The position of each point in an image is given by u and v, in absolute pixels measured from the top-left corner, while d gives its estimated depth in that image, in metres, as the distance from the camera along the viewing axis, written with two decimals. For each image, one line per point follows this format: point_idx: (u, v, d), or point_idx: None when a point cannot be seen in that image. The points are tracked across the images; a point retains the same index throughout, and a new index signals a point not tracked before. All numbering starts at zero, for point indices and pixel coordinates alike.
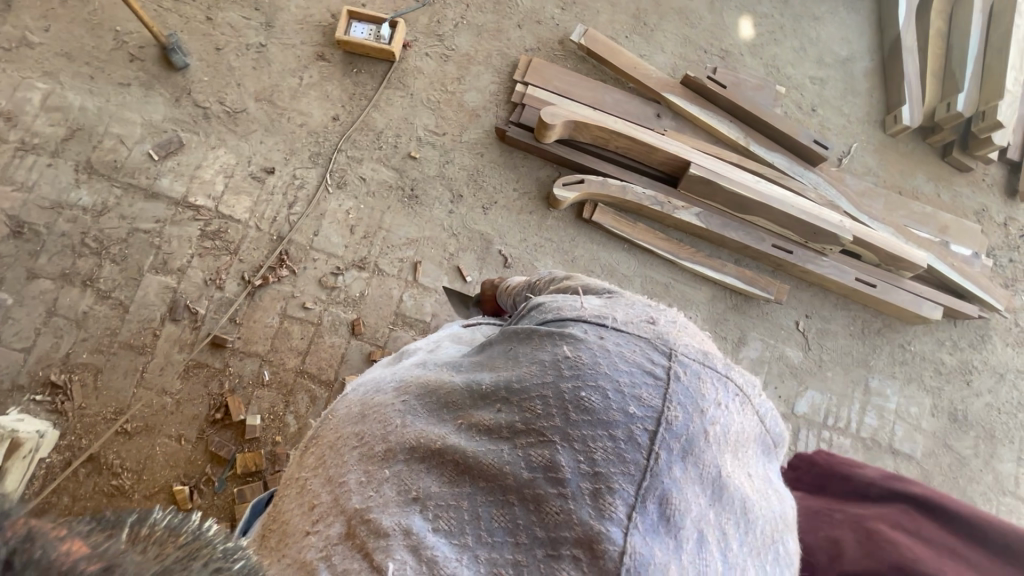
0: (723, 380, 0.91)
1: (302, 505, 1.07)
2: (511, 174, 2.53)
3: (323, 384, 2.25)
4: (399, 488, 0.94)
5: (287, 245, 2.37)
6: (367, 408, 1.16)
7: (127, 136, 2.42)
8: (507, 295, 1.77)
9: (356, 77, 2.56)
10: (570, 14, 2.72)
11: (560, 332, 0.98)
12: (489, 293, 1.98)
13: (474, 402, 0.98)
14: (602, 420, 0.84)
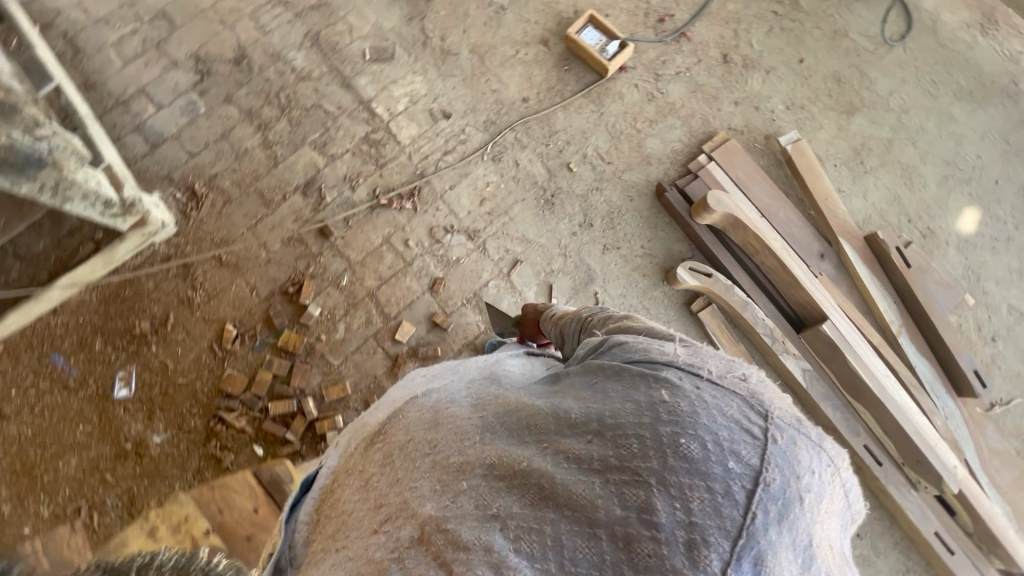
0: (820, 442, 0.72)
1: (364, 493, 1.01)
2: (646, 231, 2.48)
3: (383, 315, 2.39)
4: (479, 502, 0.79)
5: (423, 184, 2.51)
6: (434, 416, 1.04)
7: (356, 29, 2.66)
8: (553, 321, 1.58)
9: (563, 74, 2.62)
10: (792, 116, 2.59)
11: (652, 372, 0.79)
12: (531, 316, 1.84)
13: (561, 430, 0.80)
14: (699, 470, 0.66)
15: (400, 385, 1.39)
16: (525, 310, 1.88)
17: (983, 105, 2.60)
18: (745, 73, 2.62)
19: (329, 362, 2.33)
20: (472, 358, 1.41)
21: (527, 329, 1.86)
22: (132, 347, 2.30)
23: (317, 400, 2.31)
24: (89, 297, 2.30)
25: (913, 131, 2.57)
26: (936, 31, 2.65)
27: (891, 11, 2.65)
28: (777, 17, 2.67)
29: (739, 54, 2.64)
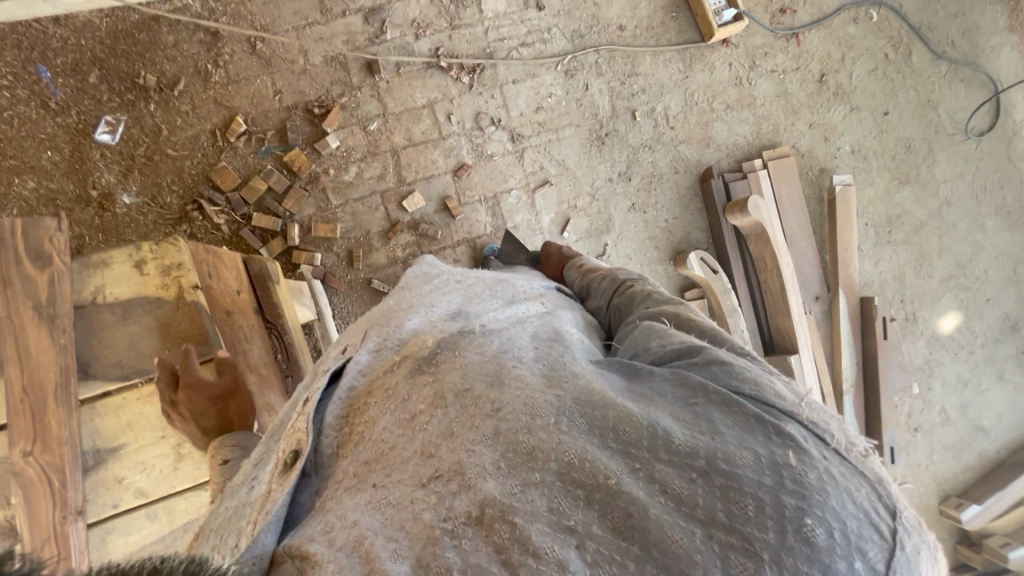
0: (930, 554, 0.63)
1: (403, 419, 0.77)
2: (674, 209, 2.49)
3: (398, 177, 2.29)
4: (554, 504, 0.63)
5: (488, 66, 2.35)
6: (501, 365, 0.79)
7: None
8: (580, 270, 1.48)
9: (669, 18, 2.46)
10: (852, 162, 2.60)
11: (774, 419, 0.65)
12: (557, 259, 1.69)
13: (656, 455, 0.64)
14: (823, 563, 0.57)
15: (409, 289, 1.17)
16: (552, 250, 1.73)
17: (1015, 228, 2.69)
18: (832, 103, 2.58)
19: (329, 199, 2.24)
20: (494, 282, 1.22)
21: (545, 270, 1.70)
22: (128, 97, 2.11)
23: (302, 229, 2.23)
24: (99, 22, 2.06)
25: (945, 225, 2.65)
26: (1011, 142, 2.69)
27: (985, 104, 2.65)
28: (888, 61, 2.60)
29: (836, 81, 2.58)
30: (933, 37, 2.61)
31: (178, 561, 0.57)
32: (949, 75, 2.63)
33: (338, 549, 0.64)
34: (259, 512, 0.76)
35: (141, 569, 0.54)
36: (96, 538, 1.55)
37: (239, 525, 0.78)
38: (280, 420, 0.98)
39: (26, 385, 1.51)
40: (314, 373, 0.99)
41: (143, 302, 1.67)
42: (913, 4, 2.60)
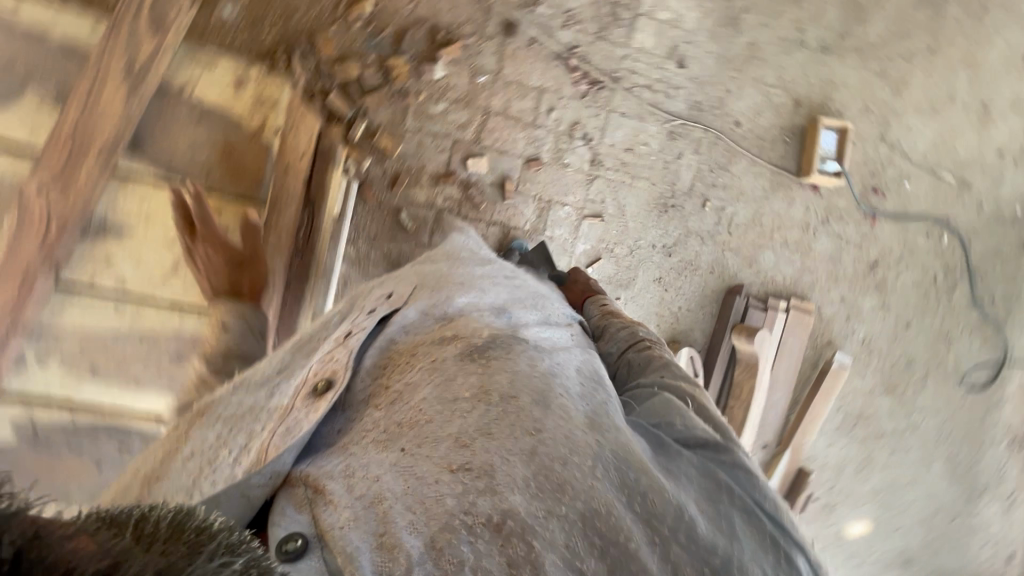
0: None
1: (442, 395, 0.73)
2: (693, 302, 2.55)
3: (474, 137, 2.26)
4: (571, 544, 0.62)
5: (607, 88, 2.35)
6: (548, 385, 0.75)
7: None
8: (602, 309, 1.44)
9: (779, 141, 2.52)
10: (859, 352, 2.68)
11: (781, 543, 0.76)
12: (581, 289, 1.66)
13: (678, 545, 0.67)
14: None
15: (452, 255, 1.09)
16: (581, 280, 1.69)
17: (954, 480, 2.83)
18: (870, 291, 2.67)
19: (406, 119, 2.16)
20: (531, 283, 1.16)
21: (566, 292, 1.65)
22: None
23: (366, 132, 2.11)
24: None
25: (902, 446, 2.78)
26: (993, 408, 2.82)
27: (989, 364, 2.78)
28: (933, 283, 2.71)
29: (884, 275, 2.67)
30: (978, 284, 2.74)
31: (167, 509, 0.48)
32: (976, 324, 2.76)
33: (355, 498, 0.66)
34: (281, 427, 0.77)
35: (125, 520, 0.45)
36: (56, 300, 1.76)
37: (258, 424, 0.83)
38: (306, 337, 1.00)
39: (79, 122, 1.62)
40: (354, 313, 0.98)
41: (224, 115, 1.87)
42: (978, 248, 2.72)
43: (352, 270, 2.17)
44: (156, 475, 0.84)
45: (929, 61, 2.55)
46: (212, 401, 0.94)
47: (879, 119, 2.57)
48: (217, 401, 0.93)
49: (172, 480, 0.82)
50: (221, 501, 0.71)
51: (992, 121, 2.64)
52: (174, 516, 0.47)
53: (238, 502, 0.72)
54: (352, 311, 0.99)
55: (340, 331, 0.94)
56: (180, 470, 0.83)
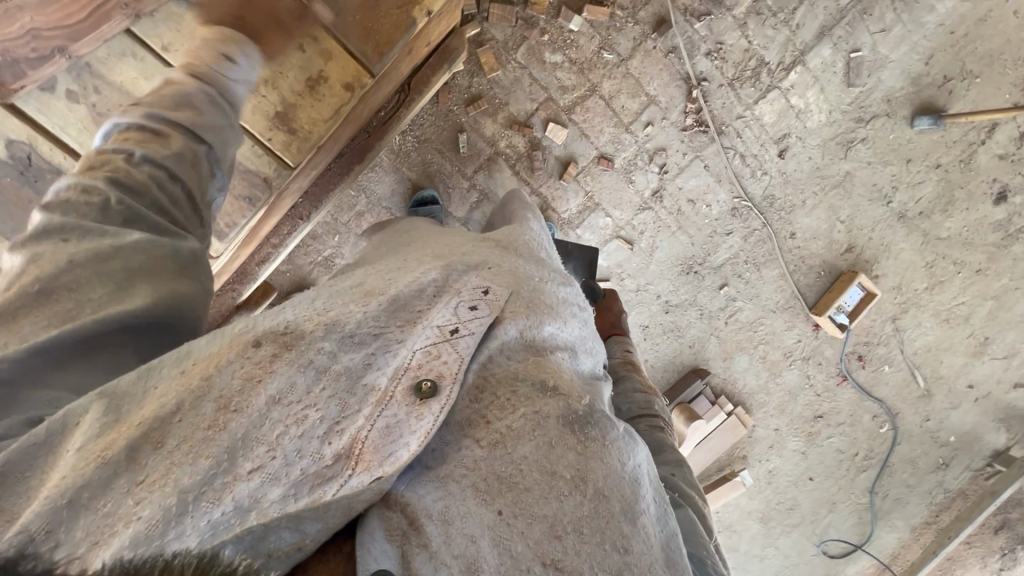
0: None
1: (544, 466, 0.68)
2: (659, 362, 2.60)
3: (566, 105, 2.14)
4: None
5: (707, 135, 2.27)
6: (637, 492, 0.72)
7: (890, 31, 2.22)
8: (621, 350, 1.54)
9: (815, 272, 2.52)
10: (760, 478, 2.85)
11: None
12: (607, 313, 1.70)
13: None
14: None
15: (532, 255, 0.97)
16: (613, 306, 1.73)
17: None
18: (801, 436, 2.78)
19: (515, 50, 2.04)
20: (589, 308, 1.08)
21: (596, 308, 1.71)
22: None
23: (475, 38, 2.00)
24: None
25: (742, 565, 3.04)
26: None
27: (850, 544, 2.99)
28: (851, 458, 2.86)
29: (819, 430, 2.78)
30: (883, 479, 2.91)
31: None
32: (860, 507, 2.95)
33: (454, 557, 0.63)
34: (378, 431, 0.65)
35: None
36: (115, 46, 1.38)
37: (354, 406, 0.65)
38: (399, 294, 0.75)
39: None
40: (443, 282, 0.79)
41: None
42: (903, 451, 2.88)
43: (386, 157, 2.07)
44: (226, 406, 0.60)
45: (971, 277, 2.60)
46: (289, 329, 0.67)
47: (901, 301, 2.63)
48: (293, 331, 0.67)
49: (239, 436, 0.59)
50: (327, 510, 0.62)
51: (983, 357, 2.73)
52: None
53: (336, 511, 0.63)
54: (437, 268, 0.82)
55: (439, 311, 0.75)
56: (251, 427, 0.60)
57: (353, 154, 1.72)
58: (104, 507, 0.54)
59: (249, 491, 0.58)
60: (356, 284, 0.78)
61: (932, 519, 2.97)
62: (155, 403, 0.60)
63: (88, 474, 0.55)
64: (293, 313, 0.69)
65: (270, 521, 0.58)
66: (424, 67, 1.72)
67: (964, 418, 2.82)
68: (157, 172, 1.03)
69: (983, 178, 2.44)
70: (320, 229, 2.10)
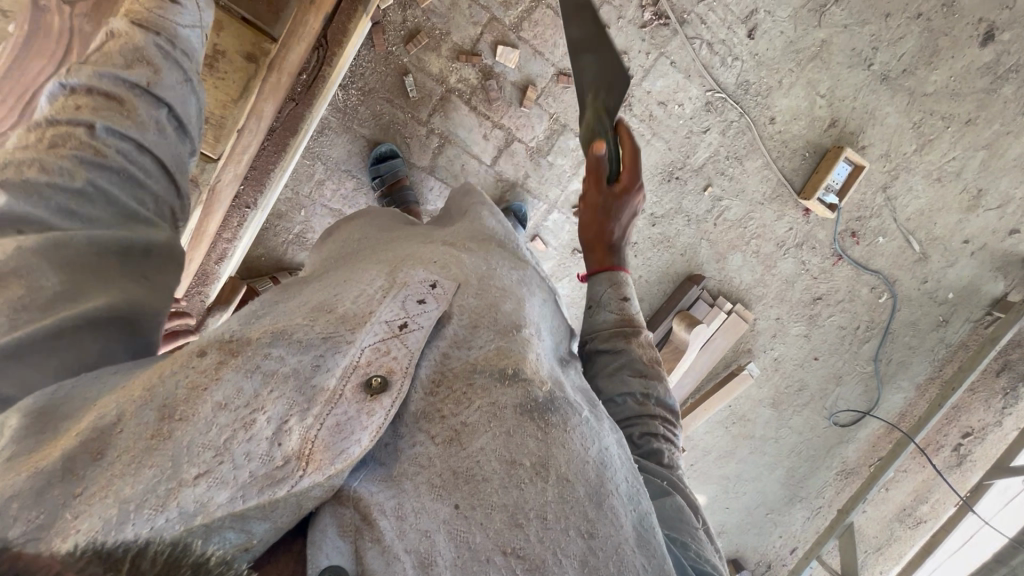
0: None
1: (503, 454, 0.68)
2: (653, 276, 2.55)
3: (513, 23, 1.95)
4: None
5: (669, 26, 2.10)
6: (601, 476, 0.74)
7: None
8: (619, 308, 1.23)
9: (799, 154, 2.43)
10: (766, 367, 2.92)
11: None
12: (620, 198, 1.30)
13: None
14: None
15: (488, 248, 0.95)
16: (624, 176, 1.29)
17: (785, 486, 3.29)
18: (802, 320, 2.81)
19: None
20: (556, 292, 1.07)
21: (589, 217, 1.32)
22: None
23: None
24: None
25: (760, 449, 3.18)
26: (842, 445, 3.21)
27: (859, 411, 3.12)
28: (853, 332, 2.91)
29: (820, 311, 2.81)
30: (886, 346, 2.99)
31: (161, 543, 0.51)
32: (866, 376, 3.04)
33: (407, 551, 0.62)
34: (329, 428, 0.63)
35: (122, 554, 0.48)
36: None
37: (302, 405, 0.63)
38: (347, 309, 0.73)
39: None
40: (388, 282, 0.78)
41: None
42: (903, 316, 2.92)
43: (332, 117, 1.94)
44: (170, 415, 0.59)
45: (961, 129, 2.50)
46: (234, 337, 0.67)
47: (890, 169, 2.56)
48: (239, 339, 0.67)
49: (184, 443, 0.57)
50: (276, 509, 0.59)
51: (977, 211, 2.69)
52: (171, 550, 0.50)
53: (285, 510, 0.60)
54: (382, 273, 0.80)
55: (387, 306, 0.74)
56: (197, 434, 0.58)
57: (282, 130, 1.58)
58: (36, 518, 0.51)
59: (196, 497, 0.55)
60: (303, 303, 0.76)
61: (935, 374, 3.08)
62: (94, 416, 0.59)
63: (20, 484, 0.52)
64: (238, 324, 0.71)
65: (213, 522, 0.55)
66: (336, 13, 1.52)
67: (960, 273, 2.85)
68: (124, 144, 0.88)
69: (968, 20, 2.28)
70: (284, 207, 2.01)
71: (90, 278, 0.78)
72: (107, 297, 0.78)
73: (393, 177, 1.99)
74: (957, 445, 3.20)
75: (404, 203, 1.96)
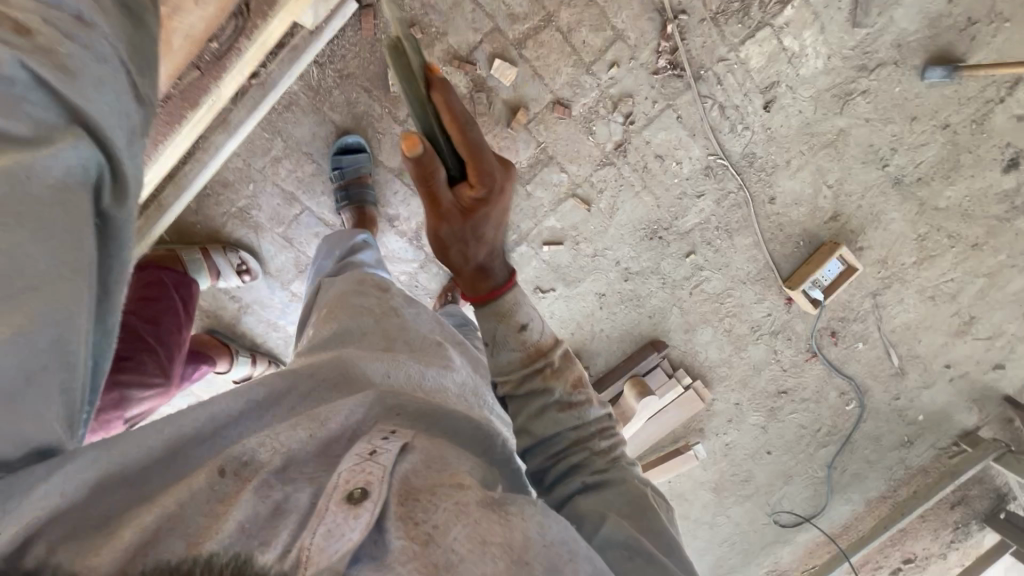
0: None
1: (470, 540, 0.65)
2: (615, 333, 2.39)
3: (515, 40, 1.84)
4: None
5: (682, 79, 1.96)
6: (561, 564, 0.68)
7: None
8: (519, 341, 1.19)
9: (793, 241, 2.29)
10: (716, 450, 2.76)
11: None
12: (473, 207, 1.06)
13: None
14: None
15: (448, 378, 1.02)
16: (469, 177, 1.04)
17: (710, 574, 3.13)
18: (762, 410, 2.66)
19: None
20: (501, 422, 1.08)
21: (443, 239, 1.10)
22: None
23: None
24: None
25: (691, 531, 3.02)
26: (777, 545, 3.04)
27: (802, 515, 2.97)
28: (812, 434, 2.76)
29: (782, 405, 2.66)
30: (843, 454, 2.84)
31: None
32: (817, 481, 2.89)
33: None
34: (321, 533, 0.61)
35: None
36: None
37: (282, 523, 0.63)
38: (332, 427, 0.77)
39: None
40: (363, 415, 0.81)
41: None
42: (867, 427, 2.78)
43: (303, 93, 1.79)
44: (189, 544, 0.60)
45: (965, 252, 2.37)
46: (239, 464, 0.70)
47: (884, 276, 2.42)
48: (244, 465, 0.70)
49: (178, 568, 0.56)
50: None
51: (965, 338, 2.55)
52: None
53: None
54: (361, 397, 0.83)
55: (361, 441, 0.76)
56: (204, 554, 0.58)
57: (180, 100, 1.35)
58: None
59: None
60: (292, 421, 0.77)
61: (889, 494, 2.92)
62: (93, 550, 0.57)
63: None
64: (245, 448, 0.72)
65: None
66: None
67: (935, 397, 2.70)
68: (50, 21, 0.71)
69: (996, 141, 2.15)
70: (232, 176, 1.85)
71: (47, 237, 0.63)
72: (66, 266, 0.64)
73: (355, 174, 1.84)
74: (895, 569, 3.04)
75: (360, 199, 1.85)
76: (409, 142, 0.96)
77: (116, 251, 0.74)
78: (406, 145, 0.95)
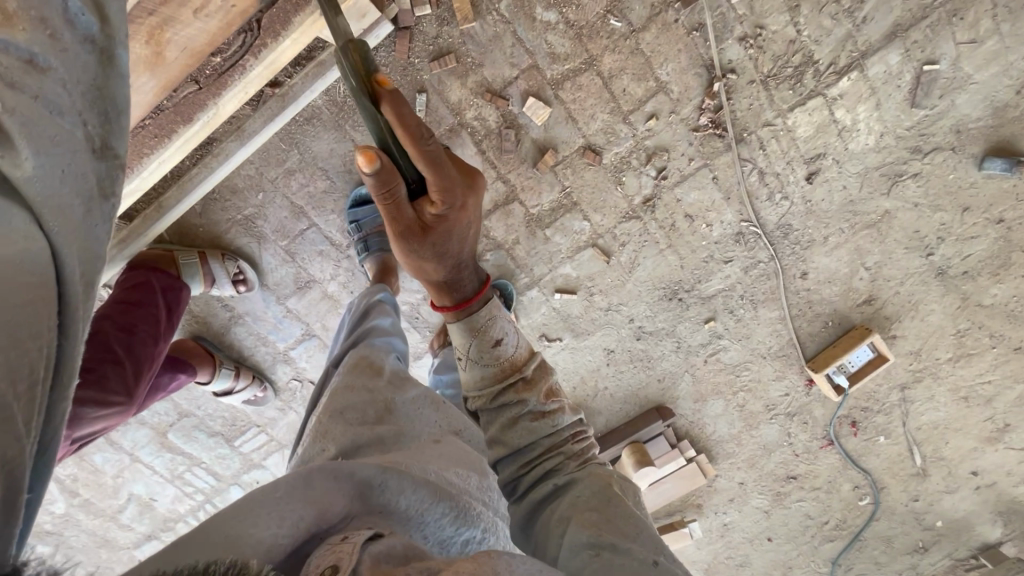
0: None
1: None
2: (620, 393, 2.24)
3: (552, 80, 1.76)
4: None
5: (722, 140, 1.86)
6: None
7: (983, 42, 1.74)
8: (494, 357, 1.09)
9: (822, 321, 2.14)
10: (712, 528, 2.57)
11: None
12: (433, 223, 1.01)
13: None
14: None
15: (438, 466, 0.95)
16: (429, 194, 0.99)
17: None
18: (767, 494, 2.47)
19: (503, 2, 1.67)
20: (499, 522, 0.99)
21: (412, 263, 1.05)
22: None
23: None
24: None
25: None
26: None
27: None
28: (819, 526, 2.56)
29: (790, 491, 2.47)
30: (849, 552, 2.62)
31: None
32: None
33: None
34: None
35: None
36: None
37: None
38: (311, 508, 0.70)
39: None
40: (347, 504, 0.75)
41: None
42: (879, 527, 2.57)
43: (325, 108, 1.71)
44: None
45: (1006, 355, 2.19)
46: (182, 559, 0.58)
47: (916, 369, 2.25)
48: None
49: None
50: None
51: (996, 445, 2.36)
52: None
53: None
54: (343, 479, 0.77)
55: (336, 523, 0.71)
56: None
57: (171, 113, 1.42)
58: None
59: None
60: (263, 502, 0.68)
61: None
62: None
63: None
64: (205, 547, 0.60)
65: None
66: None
67: (957, 504, 2.49)
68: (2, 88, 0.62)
69: None
70: (242, 184, 1.78)
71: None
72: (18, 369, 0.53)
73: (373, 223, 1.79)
74: None
75: (382, 248, 1.77)
76: (366, 157, 0.89)
77: (71, 334, 0.61)
78: (361, 164, 0.88)
